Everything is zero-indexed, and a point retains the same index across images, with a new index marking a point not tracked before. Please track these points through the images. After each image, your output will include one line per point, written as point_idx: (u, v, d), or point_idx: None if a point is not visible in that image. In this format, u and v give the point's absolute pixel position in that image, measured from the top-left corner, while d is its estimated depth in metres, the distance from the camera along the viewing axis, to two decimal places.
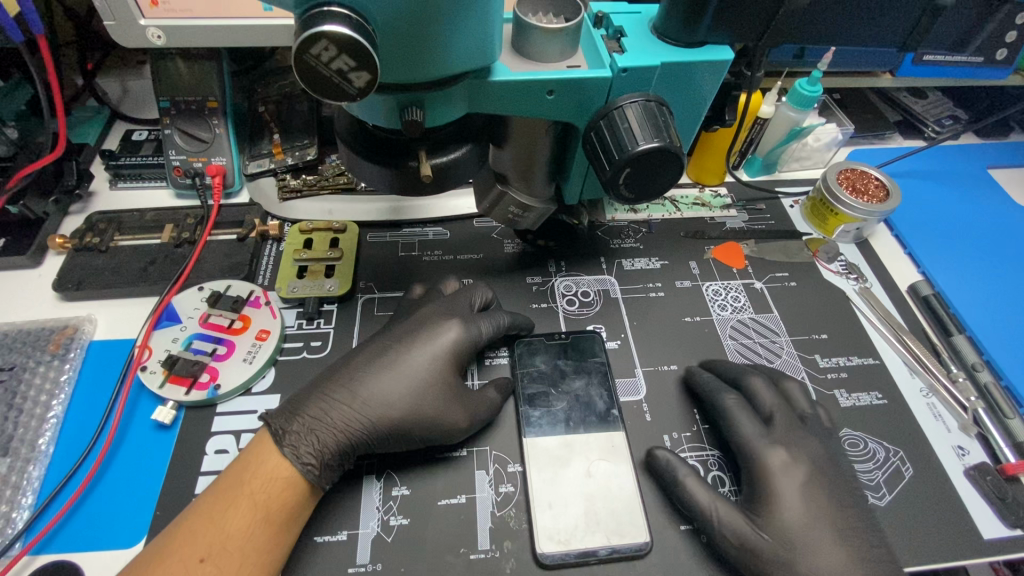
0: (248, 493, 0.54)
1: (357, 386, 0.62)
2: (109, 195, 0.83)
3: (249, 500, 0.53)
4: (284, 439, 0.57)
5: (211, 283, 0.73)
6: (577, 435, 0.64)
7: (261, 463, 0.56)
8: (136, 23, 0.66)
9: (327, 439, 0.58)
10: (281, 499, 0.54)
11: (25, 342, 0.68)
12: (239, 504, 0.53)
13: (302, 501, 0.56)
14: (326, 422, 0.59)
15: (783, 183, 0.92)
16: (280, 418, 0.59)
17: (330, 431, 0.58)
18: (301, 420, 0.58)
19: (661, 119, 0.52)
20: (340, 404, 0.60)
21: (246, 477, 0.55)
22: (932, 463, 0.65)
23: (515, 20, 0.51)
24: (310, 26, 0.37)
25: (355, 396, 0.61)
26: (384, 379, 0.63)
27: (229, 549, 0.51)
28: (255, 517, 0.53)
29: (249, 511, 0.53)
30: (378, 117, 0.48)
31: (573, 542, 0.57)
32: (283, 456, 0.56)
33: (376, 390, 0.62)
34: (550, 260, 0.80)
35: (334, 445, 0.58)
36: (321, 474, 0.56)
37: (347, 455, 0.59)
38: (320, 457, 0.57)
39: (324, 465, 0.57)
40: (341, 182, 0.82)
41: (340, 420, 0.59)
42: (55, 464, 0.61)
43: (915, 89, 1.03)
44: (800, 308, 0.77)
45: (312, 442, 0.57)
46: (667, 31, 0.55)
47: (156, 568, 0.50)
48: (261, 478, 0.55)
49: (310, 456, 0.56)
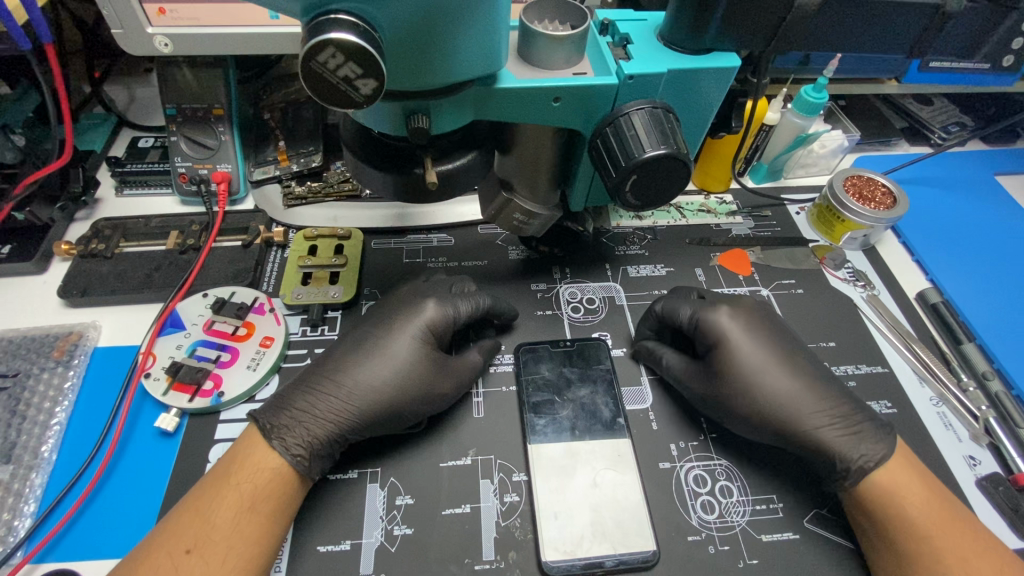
0: (236, 483, 0.54)
1: (342, 375, 0.62)
2: (115, 201, 0.83)
3: (235, 491, 0.53)
4: (272, 432, 0.57)
5: (216, 289, 0.73)
6: (583, 444, 0.63)
7: (249, 456, 0.56)
8: (143, 31, 0.67)
9: (316, 430, 0.58)
10: (268, 490, 0.54)
11: (29, 349, 0.68)
12: (226, 495, 0.53)
13: (290, 492, 0.55)
14: (313, 414, 0.59)
15: (789, 190, 0.91)
16: (267, 414, 0.58)
17: (319, 422, 0.58)
18: (288, 413, 0.58)
19: (668, 126, 0.52)
20: (327, 395, 0.60)
21: (233, 469, 0.55)
22: (942, 473, 0.64)
23: (522, 28, 0.51)
24: (316, 34, 0.37)
25: (341, 386, 0.61)
26: (371, 367, 0.62)
27: (214, 540, 0.51)
28: (241, 507, 0.52)
29: (235, 501, 0.53)
30: (384, 124, 0.48)
31: (578, 553, 0.56)
32: (271, 447, 0.56)
33: (362, 377, 0.62)
34: (555, 267, 0.80)
35: (324, 436, 0.58)
36: (311, 465, 0.56)
37: (336, 444, 0.59)
38: (310, 448, 0.57)
39: (313, 455, 0.57)
40: (346, 189, 0.83)
41: (329, 411, 0.59)
42: (57, 471, 0.61)
43: (920, 95, 1.02)
44: (806, 317, 0.77)
45: (301, 434, 0.57)
46: (673, 37, 0.55)
47: (144, 559, 0.50)
48: (248, 469, 0.55)
49: (299, 447, 0.56)
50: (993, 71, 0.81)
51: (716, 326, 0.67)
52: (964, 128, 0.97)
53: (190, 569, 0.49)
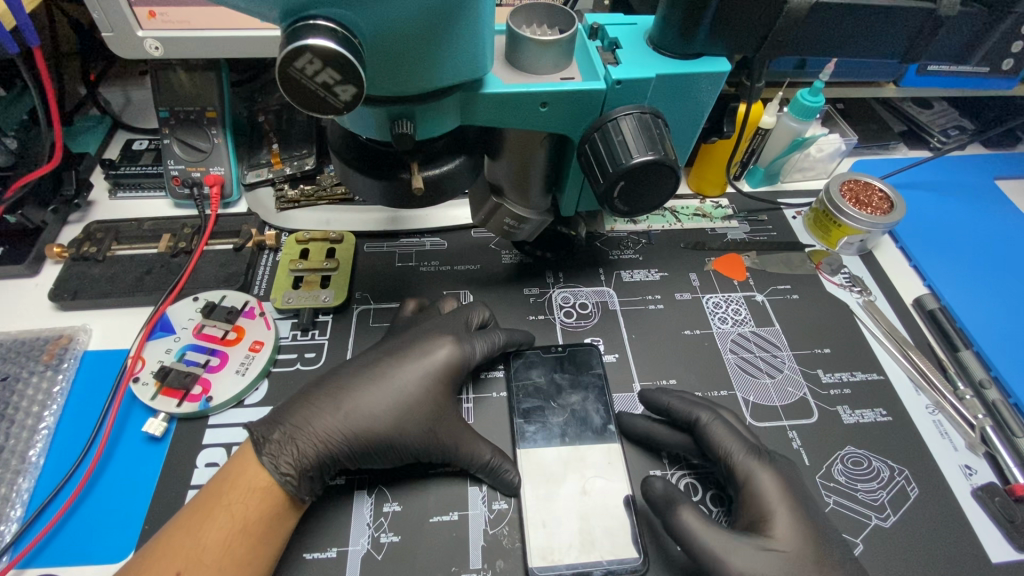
0: (226, 504, 0.53)
1: (344, 397, 0.61)
2: (108, 204, 0.83)
3: (226, 511, 0.53)
4: (263, 448, 0.56)
5: (206, 294, 0.72)
6: (573, 452, 0.62)
7: (241, 473, 0.55)
8: (134, 35, 0.66)
9: (306, 448, 0.57)
10: (259, 510, 0.53)
11: (19, 352, 0.68)
12: (217, 516, 0.53)
13: (282, 511, 0.55)
14: (306, 431, 0.58)
15: (785, 194, 0.90)
16: (262, 427, 0.58)
17: (311, 440, 0.57)
18: (281, 428, 0.58)
19: (656, 132, 0.51)
20: (325, 413, 0.59)
21: (225, 488, 0.54)
22: (937, 483, 0.63)
23: (509, 32, 0.51)
24: (293, 40, 0.37)
25: (339, 407, 0.60)
26: (372, 391, 0.62)
27: (205, 562, 0.51)
28: (233, 528, 0.52)
29: (227, 522, 0.52)
30: (368, 129, 0.47)
31: (566, 562, 0.55)
32: (262, 465, 0.55)
33: (363, 402, 0.61)
34: (548, 271, 0.80)
35: (314, 455, 0.57)
36: (300, 485, 0.55)
37: (328, 466, 0.58)
38: (299, 467, 0.56)
39: (303, 475, 0.56)
40: (338, 192, 0.82)
41: (323, 429, 0.58)
42: (45, 476, 0.61)
43: (920, 99, 1.02)
44: (802, 323, 0.76)
45: (292, 452, 0.56)
46: (661, 40, 0.54)
47: None
48: (239, 488, 0.54)
49: (288, 466, 0.55)
50: (993, 75, 0.80)
51: (755, 475, 0.58)
52: (963, 132, 0.96)
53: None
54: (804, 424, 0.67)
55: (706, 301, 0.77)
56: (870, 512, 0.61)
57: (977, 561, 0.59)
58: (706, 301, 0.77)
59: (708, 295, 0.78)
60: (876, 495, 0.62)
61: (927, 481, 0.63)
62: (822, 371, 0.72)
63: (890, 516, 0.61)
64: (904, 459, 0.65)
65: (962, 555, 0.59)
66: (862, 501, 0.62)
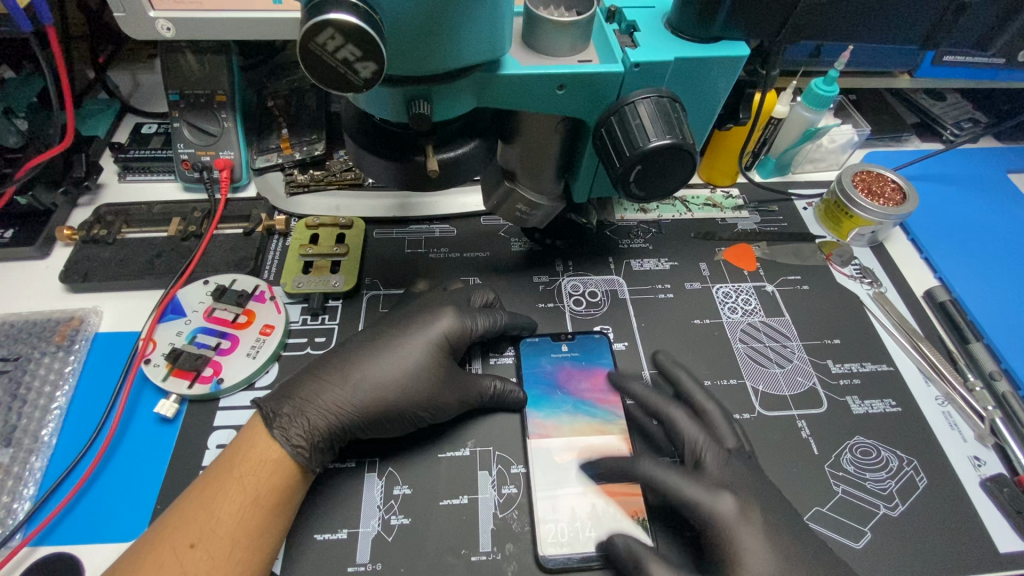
0: (238, 476, 0.53)
1: (350, 371, 0.62)
2: (118, 187, 0.83)
3: (239, 484, 0.53)
4: (274, 422, 0.56)
5: (216, 277, 0.72)
6: (581, 437, 0.63)
7: (251, 447, 0.55)
8: (145, 15, 0.66)
9: (317, 420, 0.58)
10: (270, 481, 0.54)
11: (30, 333, 0.68)
12: (228, 488, 0.53)
13: (292, 484, 0.55)
14: (316, 404, 0.59)
15: (796, 184, 0.90)
16: (271, 402, 0.58)
17: (321, 413, 0.58)
18: (290, 403, 0.58)
19: (674, 115, 0.51)
20: (332, 386, 0.60)
21: (235, 461, 0.54)
22: (946, 474, 0.63)
23: (527, 13, 0.50)
24: (316, 14, 0.37)
25: (346, 379, 0.61)
26: (378, 364, 0.63)
27: (219, 534, 0.51)
28: (245, 500, 0.52)
29: (239, 494, 0.52)
30: (384, 111, 0.47)
31: (575, 547, 0.56)
32: (272, 438, 0.56)
33: (368, 373, 0.62)
34: (558, 259, 0.79)
35: (324, 427, 0.58)
36: (311, 456, 0.56)
37: (337, 437, 0.59)
38: (310, 439, 0.56)
39: (314, 447, 0.56)
40: (348, 178, 0.82)
41: (332, 402, 0.59)
42: (57, 455, 0.61)
43: (933, 91, 1.01)
44: (812, 313, 0.76)
45: (302, 425, 0.57)
46: (681, 24, 0.54)
47: (147, 556, 0.49)
48: (250, 461, 0.54)
49: (299, 438, 0.56)
50: (1009, 66, 0.80)
51: None
52: (977, 125, 0.96)
53: (195, 563, 0.49)
54: (813, 414, 0.67)
55: (717, 292, 0.77)
56: (878, 500, 0.61)
57: (984, 551, 0.59)
58: (717, 292, 0.77)
59: (718, 286, 0.78)
60: (885, 484, 0.62)
61: (935, 471, 0.64)
62: (832, 362, 0.72)
63: (898, 505, 0.61)
64: (913, 449, 0.65)
65: (969, 545, 0.59)
66: (870, 490, 0.62)
